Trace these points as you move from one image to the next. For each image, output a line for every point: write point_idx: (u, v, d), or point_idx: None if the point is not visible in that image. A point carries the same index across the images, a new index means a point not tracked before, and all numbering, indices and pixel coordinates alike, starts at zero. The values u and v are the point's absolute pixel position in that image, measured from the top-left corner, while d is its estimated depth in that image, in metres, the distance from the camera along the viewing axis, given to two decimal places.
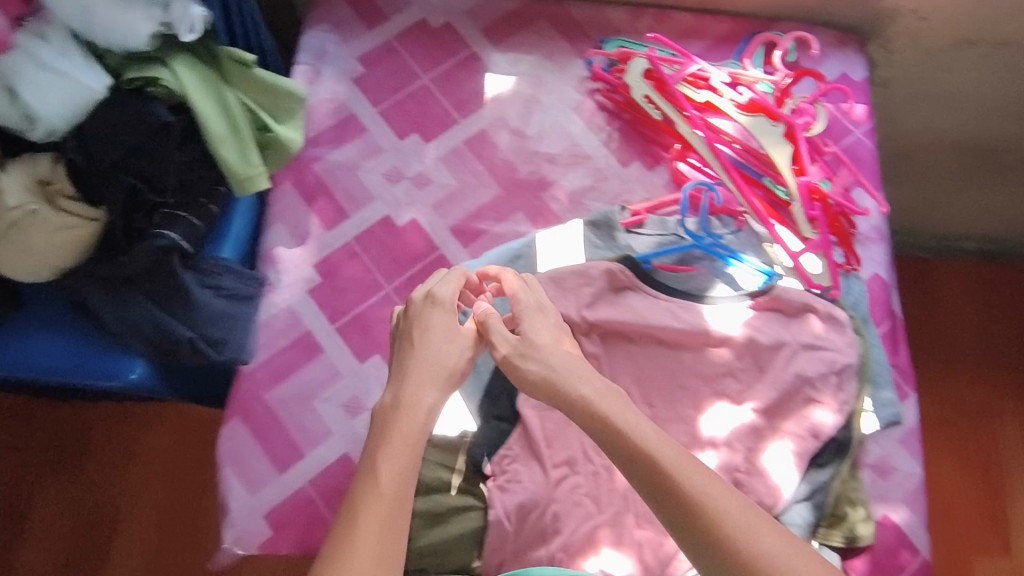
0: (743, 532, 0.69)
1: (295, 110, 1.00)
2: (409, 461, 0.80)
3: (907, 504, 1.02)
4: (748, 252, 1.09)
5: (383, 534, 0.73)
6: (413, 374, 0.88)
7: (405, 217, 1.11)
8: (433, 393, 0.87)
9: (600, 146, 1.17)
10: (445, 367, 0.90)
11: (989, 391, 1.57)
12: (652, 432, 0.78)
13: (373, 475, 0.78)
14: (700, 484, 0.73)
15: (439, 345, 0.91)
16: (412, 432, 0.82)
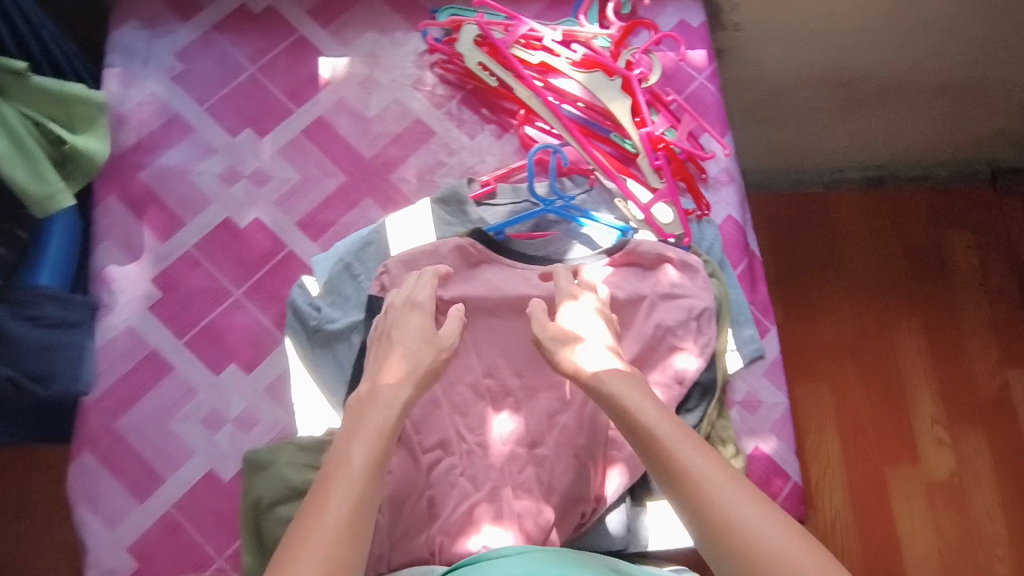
0: (733, 510, 0.68)
1: (96, 120, 1.04)
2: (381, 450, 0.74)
3: (776, 434, 1.07)
4: (601, 209, 1.09)
5: (348, 520, 0.67)
6: (389, 365, 0.84)
7: (248, 217, 1.07)
8: (410, 388, 0.81)
9: (443, 120, 1.14)
10: (423, 362, 0.85)
11: (882, 305, 1.54)
12: (652, 408, 0.77)
13: (347, 453, 0.73)
14: (696, 460, 0.72)
15: (415, 341, 0.86)
16: (389, 426, 0.76)
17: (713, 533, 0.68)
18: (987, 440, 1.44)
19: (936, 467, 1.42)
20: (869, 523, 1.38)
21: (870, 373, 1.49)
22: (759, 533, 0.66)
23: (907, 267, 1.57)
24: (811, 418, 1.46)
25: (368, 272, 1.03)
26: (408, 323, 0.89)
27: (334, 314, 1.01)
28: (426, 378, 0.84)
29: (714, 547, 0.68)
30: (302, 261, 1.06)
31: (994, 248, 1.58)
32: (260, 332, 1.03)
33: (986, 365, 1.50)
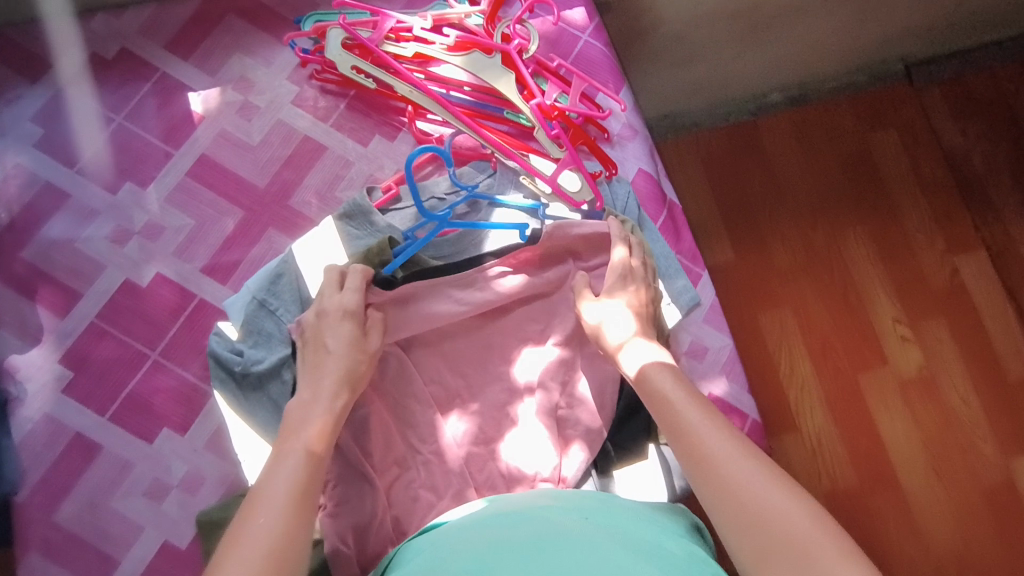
0: (752, 490, 0.64)
1: None
2: (308, 481, 0.70)
3: (726, 375, 1.11)
4: (508, 189, 1.07)
5: (282, 522, 0.64)
6: (324, 377, 0.83)
7: (148, 274, 1.02)
8: (346, 394, 0.83)
9: (332, 132, 1.10)
10: (358, 371, 0.86)
11: (828, 218, 1.46)
12: (680, 391, 0.75)
13: (265, 485, 0.68)
14: (718, 439, 0.69)
15: (347, 349, 0.86)
16: (321, 443, 0.75)
17: (731, 512, 0.64)
18: (948, 329, 1.42)
19: (905, 365, 1.39)
20: (852, 432, 1.35)
21: (828, 289, 1.42)
22: (759, 500, 0.63)
23: (846, 176, 1.48)
24: (778, 345, 1.39)
25: (285, 305, 0.97)
26: (338, 334, 0.87)
27: (259, 355, 0.96)
28: (356, 384, 0.85)
29: (730, 526, 0.64)
30: (215, 307, 1.02)
31: (924, 137, 1.52)
32: (186, 389, 0.99)
33: (934, 256, 1.45)
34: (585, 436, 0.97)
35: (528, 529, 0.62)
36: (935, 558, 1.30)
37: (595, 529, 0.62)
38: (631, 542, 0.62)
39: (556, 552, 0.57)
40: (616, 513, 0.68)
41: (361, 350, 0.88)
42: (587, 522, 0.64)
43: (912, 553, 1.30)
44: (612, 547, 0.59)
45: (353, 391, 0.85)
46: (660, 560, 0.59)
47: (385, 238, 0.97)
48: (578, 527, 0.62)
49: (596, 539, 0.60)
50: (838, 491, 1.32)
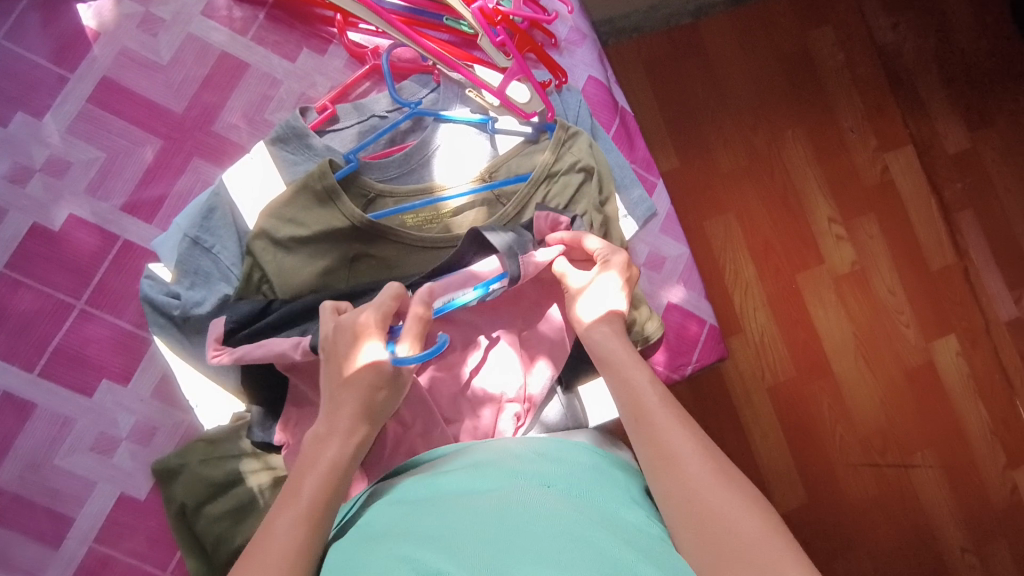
0: (715, 497, 0.62)
1: None
2: (336, 483, 0.65)
3: (683, 283, 1.12)
4: (454, 104, 0.99)
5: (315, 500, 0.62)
6: (343, 407, 0.68)
7: (61, 217, 0.92)
8: (366, 428, 0.68)
9: (253, 47, 0.99)
10: (381, 399, 0.70)
11: (767, 119, 1.44)
12: (656, 394, 0.72)
13: (296, 491, 0.63)
14: (686, 444, 0.67)
15: (375, 376, 0.69)
16: (361, 431, 0.68)
17: (689, 514, 0.62)
18: (878, 224, 1.45)
19: (840, 261, 1.43)
20: (791, 330, 1.39)
21: (769, 192, 1.42)
22: (699, 484, 0.64)
23: (784, 77, 1.45)
24: (723, 249, 1.40)
25: (221, 241, 0.89)
26: (358, 361, 0.70)
27: (199, 296, 0.87)
28: (382, 411, 0.70)
29: (685, 528, 0.62)
30: (143, 248, 0.94)
31: (859, 33, 1.49)
32: (122, 338, 0.92)
33: (867, 153, 1.47)
34: (550, 352, 0.95)
35: (492, 500, 0.60)
36: (863, 437, 1.39)
37: (560, 499, 0.61)
38: (594, 511, 0.61)
39: (517, 523, 0.56)
40: (579, 477, 0.67)
41: (390, 380, 0.70)
42: (551, 490, 0.63)
43: (845, 435, 1.39)
44: (576, 516, 0.58)
45: (373, 422, 0.70)
46: (622, 534, 0.58)
47: (325, 160, 0.87)
48: (542, 497, 0.61)
49: (559, 510, 0.59)
50: (779, 386, 1.38)
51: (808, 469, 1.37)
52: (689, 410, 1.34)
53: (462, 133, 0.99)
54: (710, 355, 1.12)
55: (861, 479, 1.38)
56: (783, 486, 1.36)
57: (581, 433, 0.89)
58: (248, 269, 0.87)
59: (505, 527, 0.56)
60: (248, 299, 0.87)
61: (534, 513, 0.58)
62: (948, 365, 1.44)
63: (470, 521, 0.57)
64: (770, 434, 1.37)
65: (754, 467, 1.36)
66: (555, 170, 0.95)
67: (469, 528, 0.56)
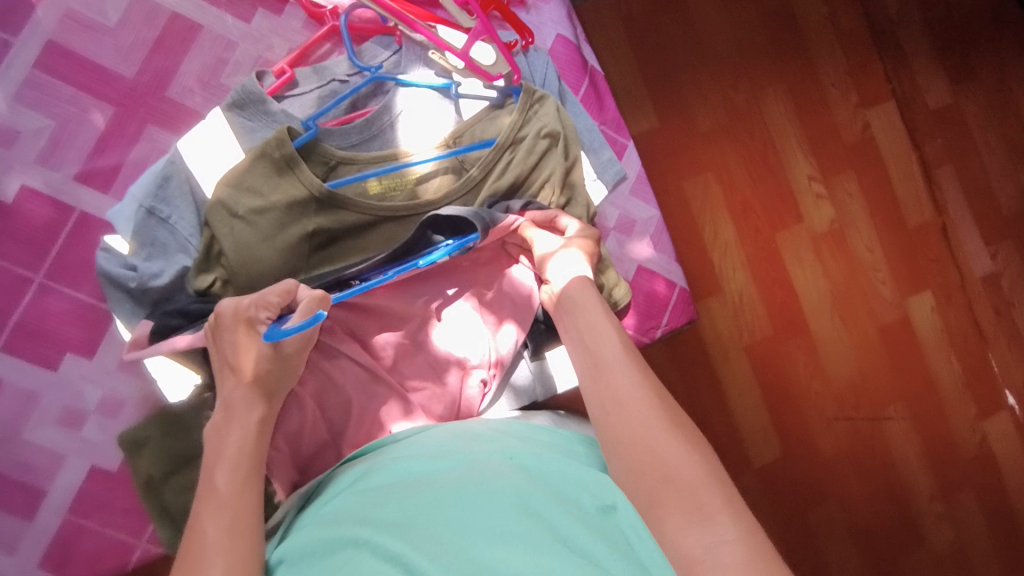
0: (656, 440, 0.65)
1: None
2: (252, 465, 0.70)
3: (654, 245, 1.12)
4: (417, 67, 0.98)
5: (234, 480, 0.67)
6: (234, 394, 0.74)
7: (13, 188, 0.90)
8: (263, 405, 0.74)
9: (205, 7, 0.95)
10: (270, 374, 0.76)
11: (748, 76, 1.41)
12: (621, 358, 0.74)
13: (212, 481, 0.67)
14: (634, 391, 0.70)
15: (257, 360, 0.75)
16: (260, 410, 0.73)
17: (631, 456, 0.65)
18: (857, 182, 1.45)
19: (818, 220, 1.43)
20: (769, 289, 1.40)
21: (747, 151, 1.41)
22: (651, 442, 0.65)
23: (765, 32, 1.42)
24: (702, 211, 1.39)
25: (178, 211, 0.87)
26: (240, 348, 0.76)
27: (156, 267, 0.86)
28: (275, 387, 0.77)
29: (626, 469, 0.65)
30: (99, 219, 0.92)
31: None
32: (83, 311, 0.91)
33: (848, 109, 1.46)
34: (515, 314, 0.96)
35: (449, 478, 0.62)
36: (837, 392, 1.42)
37: (518, 472, 0.63)
38: (549, 481, 0.63)
39: (471, 502, 0.58)
40: (541, 451, 0.69)
41: (274, 357, 0.76)
42: (512, 466, 0.64)
43: (819, 391, 1.42)
44: (532, 491, 0.60)
45: (271, 397, 0.76)
46: (577, 504, 0.60)
47: (284, 128, 0.86)
48: (499, 471, 0.62)
49: (516, 483, 0.60)
50: (755, 345, 1.39)
51: (783, 425, 1.40)
52: (666, 370, 1.36)
53: (424, 96, 0.97)
54: (680, 317, 1.12)
55: (834, 432, 1.42)
56: (758, 442, 1.39)
57: (539, 415, 0.90)
58: (207, 241, 0.85)
59: (457, 508, 0.57)
60: (210, 271, 0.86)
61: (488, 490, 0.59)
62: (922, 320, 1.46)
63: (427, 502, 0.58)
64: (746, 393, 1.39)
65: (730, 424, 1.38)
66: (519, 136, 0.94)
67: (424, 509, 0.58)
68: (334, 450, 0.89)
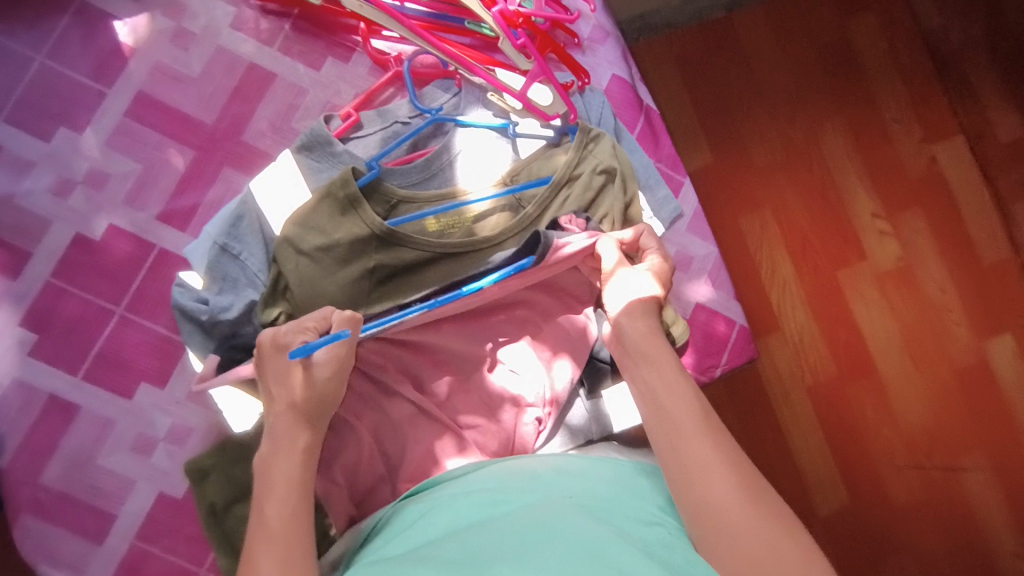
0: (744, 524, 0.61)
1: None
2: (300, 498, 0.70)
3: (711, 283, 1.10)
4: (476, 108, 1.01)
5: (282, 515, 0.68)
6: (279, 421, 0.74)
7: (100, 226, 0.96)
8: (307, 433, 0.74)
9: (280, 57, 1.02)
10: (311, 404, 0.75)
11: (806, 112, 1.39)
12: (679, 394, 0.71)
13: (261, 513, 0.68)
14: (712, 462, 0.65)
15: (296, 385, 0.75)
16: (303, 441, 0.73)
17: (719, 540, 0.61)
18: (925, 218, 1.39)
19: (883, 257, 1.38)
20: (834, 328, 1.35)
21: (807, 187, 1.38)
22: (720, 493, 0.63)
23: (823, 68, 1.40)
24: (760, 247, 1.36)
25: (248, 248, 0.91)
26: (281, 377, 0.76)
27: (226, 301, 0.90)
28: (321, 414, 0.76)
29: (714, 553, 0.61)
30: (176, 256, 0.97)
31: (903, 20, 1.43)
32: (158, 343, 0.96)
33: (914, 144, 1.41)
34: (571, 349, 0.96)
35: (509, 520, 0.61)
36: (909, 439, 1.34)
37: (581, 511, 0.62)
38: (612, 520, 0.62)
39: (538, 539, 0.57)
40: (601, 489, 0.68)
41: (311, 383, 0.75)
42: (576, 508, 0.62)
43: (890, 437, 1.34)
44: (598, 527, 0.59)
45: (315, 425, 0.75)
46: (643, 543, 0.59)
47: (348, 169, 0.90)
48: (563, 509, 0.61)
49: (580, 521, 0.60)
50: (818, 386, 1.34)
51: (852, 472, 1.33)
52: (725, 410, 1.31)
53: (480, 135, 1.00)
54: (740, 356, 1.09)
55: (908, 480, 1.33)
56: (825, 490, 1.32)
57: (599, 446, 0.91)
58: (274, 277, 0.89)
59: (520, 550, 0.56)
60: (276, 305, 0.89)
61: (550, 532, 0.58)
62: (1003, 364, 1.37)
63: (493, 541, 0.58)
64: (811, 437, 1.33)
65: (793, 469, 1.32)
66: (576, 173, 0.95)
67: (490, 550, 0.57)
68: (389, 484, 0.89)
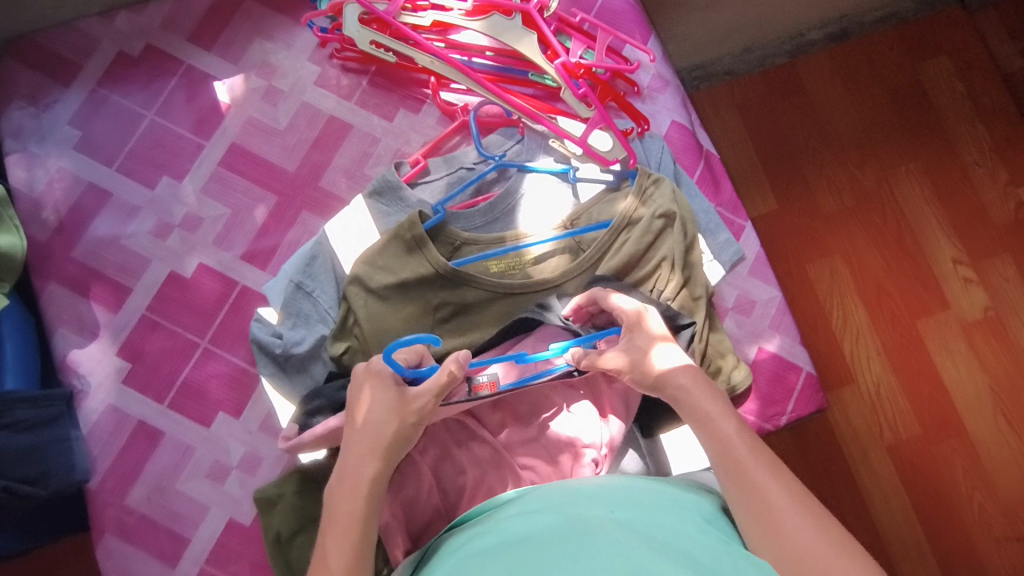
0: (815, 552, 0.63)
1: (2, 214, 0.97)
2: (359, 535, 0.71)
3: (777, 330, 1.07)
4: (538, 154, 1.06)
5: (340, 556, 0.69)
6: (356, 446, 0.75)
7: (191, 265, 1.05)
8: (378, 465, 0.74)
9: (357, 110, 1.10)
10: (390, 434, 0.76)
11: (877, 156, 1.36)
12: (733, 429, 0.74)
13: (325, 559, 0.70)
14: (780, 497, 0.68)
15: (380, 411, 0.77)
16: (374, 474, 0.74)
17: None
18: (1015, 266, 1.32)
19: (970, 307, 1.30)
20: (913, 381, 1.28)
21: (879, 233, 1.33)
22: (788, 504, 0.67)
23: (895, 112, 1.38)
24: (830, 295, 1.31)
25: (321, 286, 0.97)
26: (368, 398, 0.78)
27: (299, 335, 0.95)
28: (395, 450, 0.76)
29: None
30: (256, 293, 1.04)
31: (981, 62, 1.39)
32: (236, 374, 1.02)
33: (997, 188, 1.35)
34: (628, 392, 0.95)
35: (553, 536, 0.61)
36: (1008, 506, 1.24)
37: (619, 527, 0.61)
38: (653, 537, 0.61)
39: (578, 553, 0.57)
40: (645, 506, 0.67)
41: (394, 410, 0.76)
42: (616, 523, 0.62)
43: (985, 503, 1.24)
44: (636, 544, 0.58)
45: (389, 457, 0.75)
46: (685, 559, 0.58)
47: (415, 212, 0.95)
48: (603, 526, 0.61)
49: (620, 538, 0.59)
50: (900, 444, 1.26)
51: (941, 539, 1.23)
52: (796, 464, 1.25)
53: (542, 181, 1.04)
54: (807, 405, 1.05)
55: (1006, 549, 1.22)
56: (911, 559, 1.23)
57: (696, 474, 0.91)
58: (344, 313, 0.94)
59: (561, 564, 0.56)
60: (344, 340, 0.94)
61: (593, 552, 0.57)
62: None
63: (536, 551, 0.59)
64: (892, 498, 1.25)
65: (874, 534, 1.24)
66: (635, 217, 0.97)
67: (536, 564, 0.57)
68: (445, 522, 0.90)
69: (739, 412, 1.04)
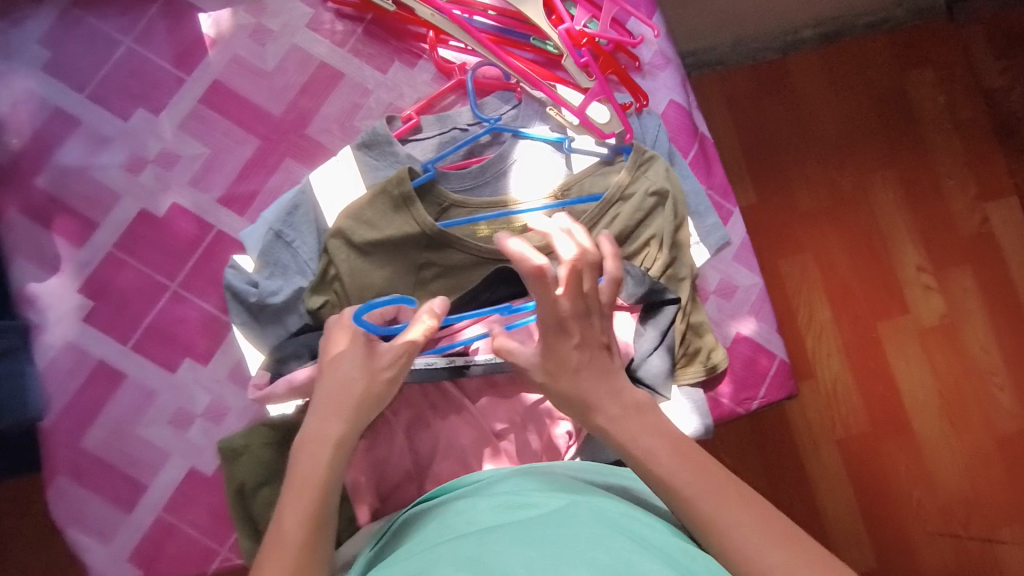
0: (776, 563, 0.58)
1: None
2: (321, 500, 0.67)
3: (755, 316, 1.08)
4: (534, 121, 1.03)
5: (296, 516, 0.65)
6: (321, 405, 0.73)
7: (165, 204, 1.00)
8: (344, 422, 0.72)
9: (350, 58, 1.06)
10: (360, 393, 0.74)
11: (855, 159, 1.38)
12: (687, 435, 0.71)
13: (279, 523, 0.65)
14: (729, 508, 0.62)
15: (352, 367, 0.75)
16: (340, 433, 0.71)
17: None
18: (973, 277, 1.36)
19: (927, 313, 1.34)
20: (868, 381, 1.32)
21: (850, 235, 1.36)
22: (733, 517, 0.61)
23: (876, 118, 1.40)
24: (798, 291, 1.34)
25: (302, 236, 0.94)
26: (337, 355, 0.76)
27: (276, 286, 0.92)
28: (365, 406, 0.74)
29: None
30: (233, 238, 1.00)
31: (961, 75, 1.41)
32: (207, 320, 0.98)
33: (964, 201, 1.38)
34: None
35: (528, 520, 0.61)
36: (944, 506, 1.29)
37: (593, 512, 0.62)
38: (624, 525, 0.61)
39: (553, 536, 0.57)
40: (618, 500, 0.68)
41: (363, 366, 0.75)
42: (593, 509, 0.63)
43: (923, 501, 1.29)
44: (604, 527, 0.59)
45: (359, 414, 0.73)
46: (653, 546, 0.58)
47: (405, 168, 0.92)
48: (575, 509, 0.62)
49: (588, 522, 0.60)
50: (851, 440, 1.30)
51: (880, 535, 1.28)
52: (752, 454, 1.28)
53: (538, 149, 1.02)
54: (778, 391, 1.07)
55: (938, 548, 1.28)
56: (850, 549, 1.28)
57: None
58: (324, 266, 0.92)
59: (536, 547, 0.55)
60: (322, 293, 0.91)
61: (563, 534, 0.57)
62: None
63: (510, 533, 0.58)
64: (837, 489, 1.29)
65: (819, 522, 1.28)
66: (627, 193, 0.97)
67: (508, 543, 0.57)
68: (415, 484, 0.90)
69: (712, 393, 1.05)
